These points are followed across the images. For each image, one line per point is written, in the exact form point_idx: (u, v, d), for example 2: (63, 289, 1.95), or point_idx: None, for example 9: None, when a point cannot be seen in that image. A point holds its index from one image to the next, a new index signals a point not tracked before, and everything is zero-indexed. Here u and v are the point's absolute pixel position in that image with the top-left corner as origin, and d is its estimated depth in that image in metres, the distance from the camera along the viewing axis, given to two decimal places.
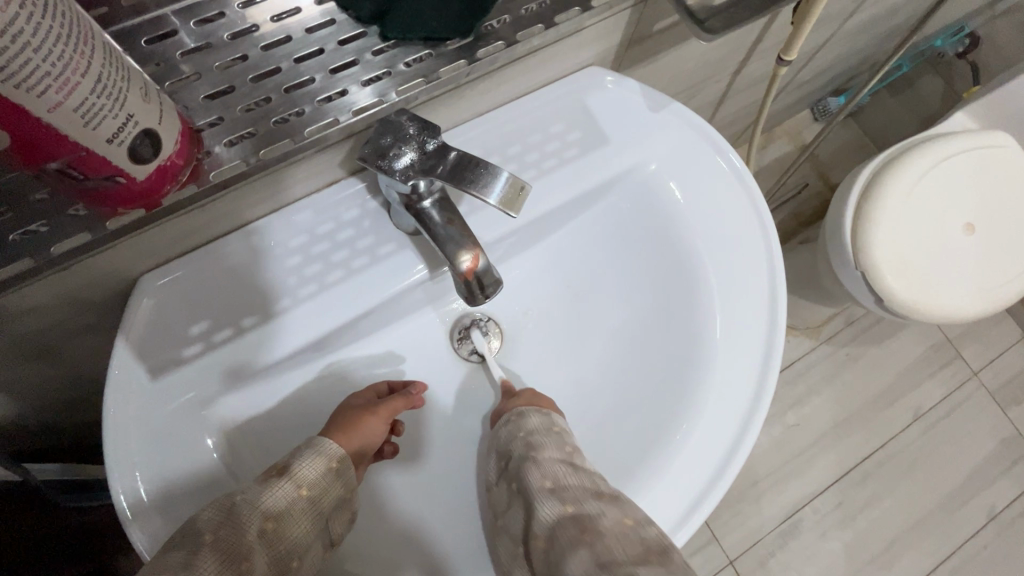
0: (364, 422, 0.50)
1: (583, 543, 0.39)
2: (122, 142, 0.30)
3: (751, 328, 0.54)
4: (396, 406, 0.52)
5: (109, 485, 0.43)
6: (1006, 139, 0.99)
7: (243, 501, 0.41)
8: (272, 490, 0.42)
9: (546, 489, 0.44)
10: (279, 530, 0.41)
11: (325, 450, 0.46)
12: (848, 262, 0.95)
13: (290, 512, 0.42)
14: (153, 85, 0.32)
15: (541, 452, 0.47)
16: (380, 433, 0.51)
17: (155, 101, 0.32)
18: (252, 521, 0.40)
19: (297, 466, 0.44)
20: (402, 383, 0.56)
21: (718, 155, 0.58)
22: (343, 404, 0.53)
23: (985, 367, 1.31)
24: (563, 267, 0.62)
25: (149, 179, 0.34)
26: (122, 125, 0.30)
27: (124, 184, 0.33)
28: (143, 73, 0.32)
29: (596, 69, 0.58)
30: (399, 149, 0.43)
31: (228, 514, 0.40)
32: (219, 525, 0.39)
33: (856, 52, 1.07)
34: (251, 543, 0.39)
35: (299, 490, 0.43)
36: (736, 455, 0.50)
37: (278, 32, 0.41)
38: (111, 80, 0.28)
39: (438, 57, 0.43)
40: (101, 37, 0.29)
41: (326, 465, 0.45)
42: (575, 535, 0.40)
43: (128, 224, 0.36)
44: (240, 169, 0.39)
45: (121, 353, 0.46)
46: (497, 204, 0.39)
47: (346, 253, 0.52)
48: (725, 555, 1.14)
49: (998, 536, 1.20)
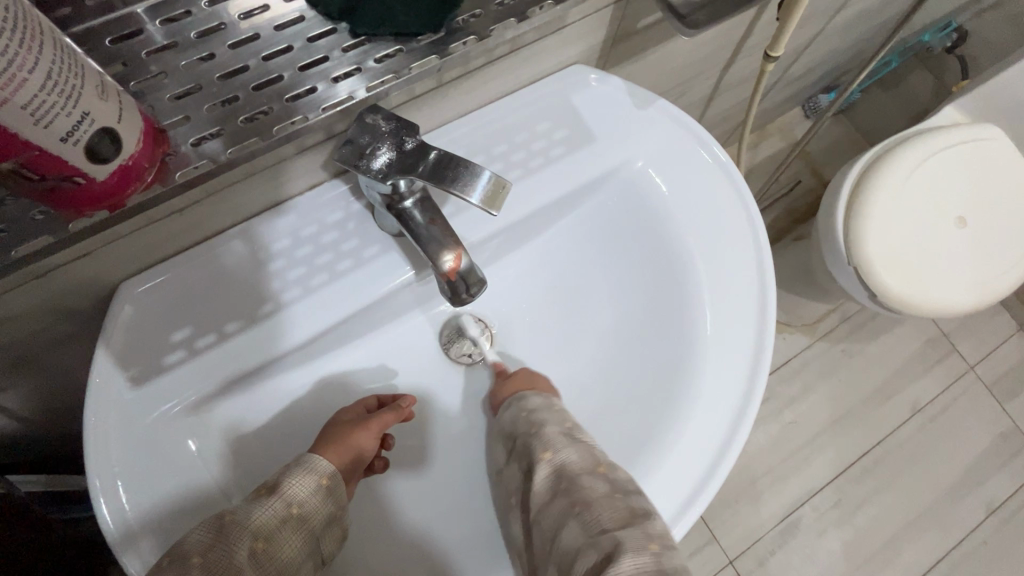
0: (354, 437, 0.49)
1: (574, 513, 0.42)
2: (78, 140, 0.30)
3: (740, 322, 0.54)
4: (386, 420, 0.51)
5: (90, 498, 0.43)
6: (996, 132, 0.99)
7: (231, 522, 0.40)
8: (263, 508, 0.42)
9: (544, 460, 0.46)
10: (270, 550, 0.41)
11: (316, 467, 0.45)
12: (840, 257, 0.95)
13: (281, 531, 0.42)
14: (113, 84, 0.32)
15: (542, 426, 0.48)
16: (370, 447, 0.50)
17: (113, 99, 0.31)
18: (242, 542, 0.40)
19: (287, 484, 0.44)
20: (392, 397, 0.55)
21: (702, 148, 0.57)
22: (333, 419, 0.52)
23: (981, 361, 1.31)
24: (554, 266, 0.62)
25: (110, 179, 0.33)
26: (76, 123, 0.29)
27: (84, 185, 0.32)
28: (102, 73, 0.32)
29: (579, 67, 0.57)
30: (376, 148, 0.43)
31: (217, 535, 0.40)
32: (209, 546, 0.39)
33: (846, 48, 1.07)
34: (241, 564, 0.39)
35: (290, 509, 0.43)
36: (726, 455, 0.50)
37: (246, 30, 0.41)
38: (62, 76, 0.28)
39: (408, 53, 0.42)
40: (53, 34, 0.28)
41: (317, 482, 0.45)
42: (567, 505, 0.43)
43: (92, 226, 0.35)
44: (207, 168, 0.38)
45: (101, 362, 0.45)
46: (479, 203, 0.39)
47: (330, 256, 0.52)
48: (723, 554, 1.14)
49: (998, 531, 1.19)
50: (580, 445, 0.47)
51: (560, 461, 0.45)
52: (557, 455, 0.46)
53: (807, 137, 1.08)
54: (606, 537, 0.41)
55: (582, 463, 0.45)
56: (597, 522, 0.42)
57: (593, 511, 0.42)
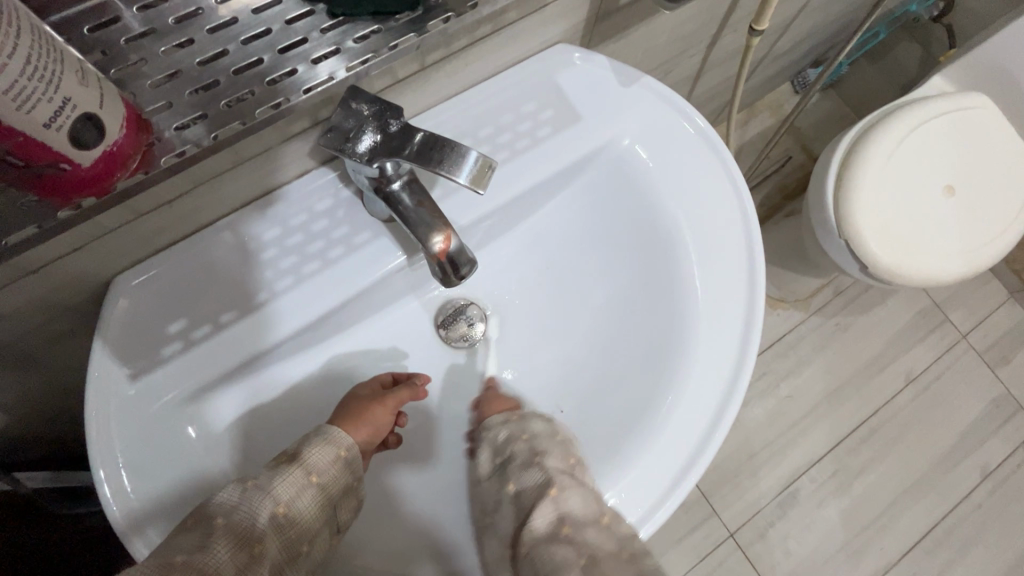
0: (372, 412, 0.50)
1: (578, 565, 0.41)
2: (61, 126, 0.30)
3: (729, 289, 0.54)
4: (402, 397, 0.52)
5: (94, 487, 0.43)
6: (983, 100, 1.00)
7: (255, 487, 0.41)
8: (283, 475, 0.43)
9: (548, 498, 0.44)
10: (290, 514, 0.42)
11: (336, 438, 0.46)
12: (831, 231, 0.95)
13: (301, 497, 0.43)
14: (92, 70, 0.32)
15: (544, 458, 0.48)
16: (386, 423, 0.51)
17: (93, 85, 0.31)
18: (264, 507, 0.41)
19: (307, 453, 0.45)
20: (406, 374, 0.56)
21: (685, 121, 0.58)
22: (349, 394, 0.53)
23: (973, 329, 1.33)
24: (546, 247, 0.62)
25: (95, 166, 0.33)
26: (59, 108, 0.29)
27: (69, 172, 0.32)
28: (82, 61, 0.32)
29: (564, 46, 0.57)
30: (360, 132, 0.44)
31: (242, 497, 0.41)
32: (234, 506, 0.40)
33: (833, 20, 1.07)
34: (264, 526, 0.40)
35: (310, 477, 0.44)
36: (722, 420, 0.51)
37: (224, 14, 0.40)
38: (41, 62, 0.28)
39: (386, 33, 0.42)
40: (32, 21, 0.28)
41: (336, 453, 0.45)
42: (572, 556, 0.42)
43: (78, 213, 0.36)
44: (189, 152, 0.38)
45: (99, 356, 0.46)
46: (467, 182, 0.39)
47: (321, 244, 0.52)
48: (723, 527, 1.16)
49: (991, 494, 1.22)
50: (582, 487, 0.46)
51: (563, 504, 0.44)
52: (562, 494, 0.45)
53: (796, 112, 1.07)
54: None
55: (586, 509, 0.44)
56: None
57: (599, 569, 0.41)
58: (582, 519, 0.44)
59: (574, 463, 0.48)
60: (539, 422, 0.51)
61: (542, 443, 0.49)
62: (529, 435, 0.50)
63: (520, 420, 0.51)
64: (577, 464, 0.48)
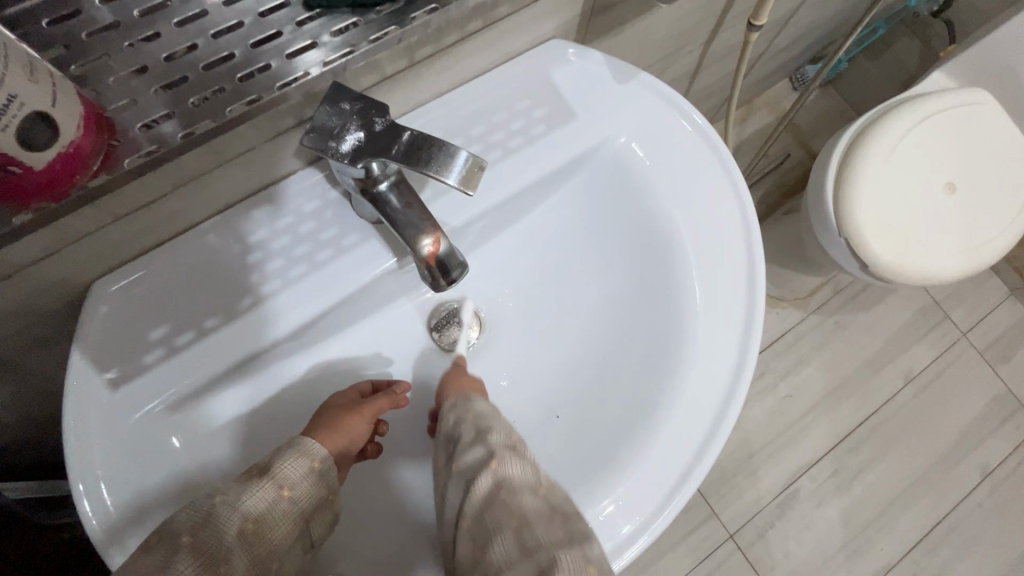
0: (347, 421, 0.48)
1: (511, 527, 0.40)
2: (8, 126, 0.28)
3: (729, 290, 0.53)
4: (379, 406, 0.50)
5: (74, 501, 0.42)
6: (985, 96, 0.98)
7: (222, 504, 0.40)
8: (254, 490, 0.41)
9: (488, 470, 0.43)
10: (259, 530, 0.40)
11: (308, 450, 0.44)
12: (831, 229, 0.94)
13: (270, 514, 0.41)
14: (42, 64, 0.30)
15: (488, 434, 0.46)
16: (362, 432, 0.49)
17: (45, 81, 0.30)
18: (232, 523, 0.40)
19: (278, 466, 0.43)
20: (387, 383, 0.54)
21: (683, 118, 0.56)
22: (324, 404, 0.51)
23: (974, 327, 1.32)
24: (542, 249, 0.61)
25: (50, 168, 0.32)
26: (4, 105, 0.27)
27: (20, 174, 0.31)
28: (30, 54, 0.30)
29: (557, 42, 0.56)
30: (344, 130, 0.42)
31: (209, 514, 0.39)
32: (199, 526, 0.39)
33: (831, 16, 1.05)
34: (231, 544, 0.39)
35: (282, 491, 0.42)
36: (723, 425, 0.49)
37: (193, 7, 0.38)
38: None
39: (366, 26, 0.41)
40: None
41: (309, 466, 0.43)
42: (504, 519, 0.40)
43: (33, 220, 0.34)
44: (155, 153, 0.36)
45: (77, 364, 0.44)
46: (456, 184, 0.38)
47: (308, 247, 0.50)
48: (722, 529, 1.15)
49: (992, 493, 1.21)
50: (524, 459, 0.44)
51: (503, 473, 0.43)
52: (502, 466, 0.43)
53: (795, 109, 1.05)
54: (542, 553, 0.38)
55: (525, 477, 0.43)
56: (535, 539, 0.39)
57: (530, 530, 0.39)
58: (521, 486, 0.42)
59: (516, 437, 0.46)
60: (484, 402, 0.49)
61: (486, 419, 0.47)
62: (473, 413, 0.48)
63: (465, 401, 0.49)
64: (521, 439, 0.46)
